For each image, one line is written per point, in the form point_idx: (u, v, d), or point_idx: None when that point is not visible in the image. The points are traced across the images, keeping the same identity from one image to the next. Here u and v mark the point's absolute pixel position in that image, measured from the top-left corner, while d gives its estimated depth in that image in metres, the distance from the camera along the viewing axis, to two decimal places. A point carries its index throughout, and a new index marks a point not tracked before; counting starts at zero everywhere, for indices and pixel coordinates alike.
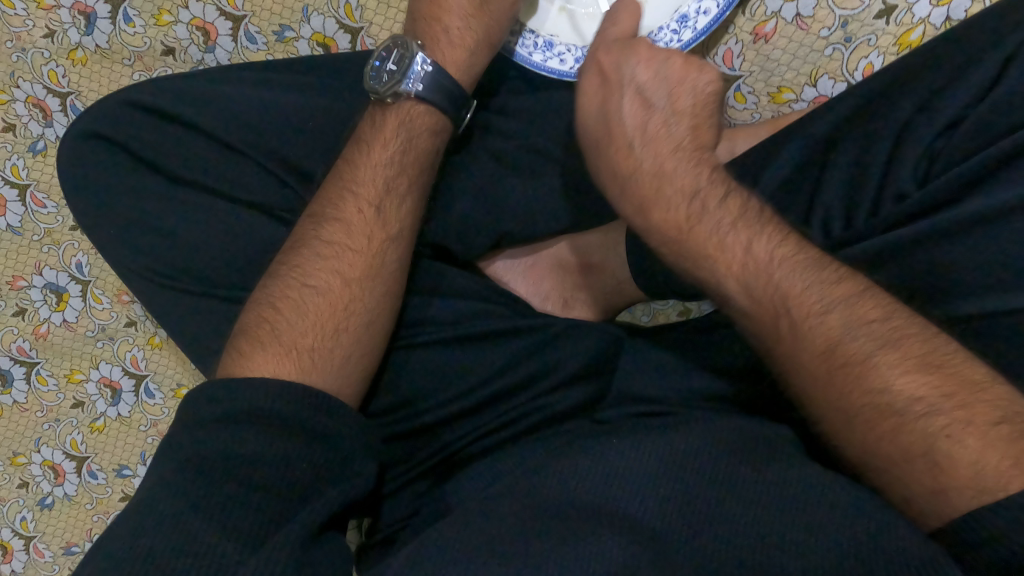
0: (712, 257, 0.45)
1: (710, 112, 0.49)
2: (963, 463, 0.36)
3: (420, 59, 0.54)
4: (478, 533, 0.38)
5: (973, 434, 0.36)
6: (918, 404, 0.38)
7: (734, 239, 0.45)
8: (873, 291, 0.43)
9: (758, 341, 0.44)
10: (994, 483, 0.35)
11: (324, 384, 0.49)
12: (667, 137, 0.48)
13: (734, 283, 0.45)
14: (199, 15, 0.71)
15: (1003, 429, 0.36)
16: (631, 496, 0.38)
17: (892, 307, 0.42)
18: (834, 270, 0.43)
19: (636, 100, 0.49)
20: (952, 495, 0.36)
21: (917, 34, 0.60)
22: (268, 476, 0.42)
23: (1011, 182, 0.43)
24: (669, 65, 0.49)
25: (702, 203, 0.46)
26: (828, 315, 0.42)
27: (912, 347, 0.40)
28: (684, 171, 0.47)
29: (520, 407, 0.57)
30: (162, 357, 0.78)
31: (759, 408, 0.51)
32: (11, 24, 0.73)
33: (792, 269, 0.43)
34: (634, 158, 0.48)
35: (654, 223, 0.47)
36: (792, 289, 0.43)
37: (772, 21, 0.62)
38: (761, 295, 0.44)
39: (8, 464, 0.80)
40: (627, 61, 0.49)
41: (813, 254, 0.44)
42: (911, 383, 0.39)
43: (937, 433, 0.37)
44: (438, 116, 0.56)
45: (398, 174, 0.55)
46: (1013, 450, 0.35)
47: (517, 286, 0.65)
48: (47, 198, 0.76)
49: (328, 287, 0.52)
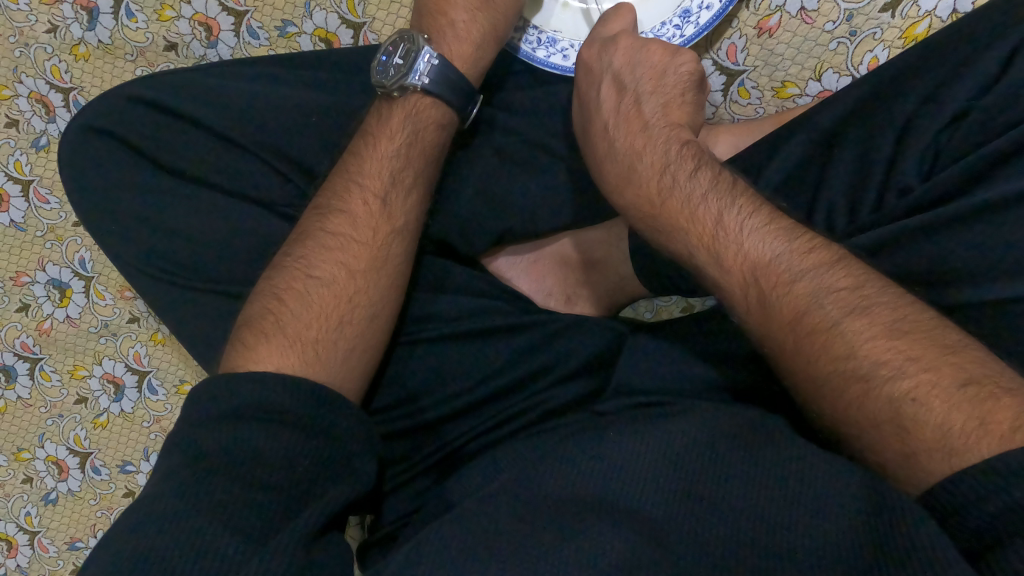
0: (683, 229, 0.45)
1: (683, 91, 0.50)
2: (929, 426, 0.36)
3: (427, 53, 0.54)
4: (480, 528, 0.38)
5: (939, 396, 0.36)
6: (884, 368, 0.38)
7: (704, 211, 0.45)
8: (846, 260, 0.42)
9: (735, 316, 0.44)
10: (960, 444, 0.34)
11: (327, 377, 0.49)
12: (640, 116, 0.49)
13: (705, 253, 0.44)
14: (201, 10, 0.71)
15: (969, 391, 0.35)
16: (634, 497, 0.37)
17: (865, 276, 0.41)
18: (806, 239, 0.43)
19: (612, 85, 0.51)
20: (922, 459, 0.36)
21: (923, 27, 0.59)
22: (271, 473, 0.42)
23: (1018, 172, 0.42)
24: (645, 52, 0.50)
25: (672, 177, 0.46)
26: (796, 284, 0.41)
27: (881, 314, 0.39)
28: (655, 148, 0.48)
29: (519, 402, 0.57)
30: (165, 353, 0.78)
31: (757, 397, 0.51)
32: (14, 19, 0.73)
33: (762, 239, 0.43)
34: (609, 140, 0.50)
35: (629, 200, 0.48)
36: (762, 258, 0.42)
37: (776, 15, 0.62)
38: (731, 265, 0.43)
39: (12, 459, 0.80)
40: (607, 50, 0.52)
41: (786, 225, 0.43)
42: (877, 348, 0.38)
43: (903, 397, 0.37)
44: (445, 108, 0.56)
45: (404, 166, 0.55)
46: (979, 410, 0.34)
47: (519, 282, 0.64)
48: (51, 194, 0.76)
49: (334, 279, 0.52)
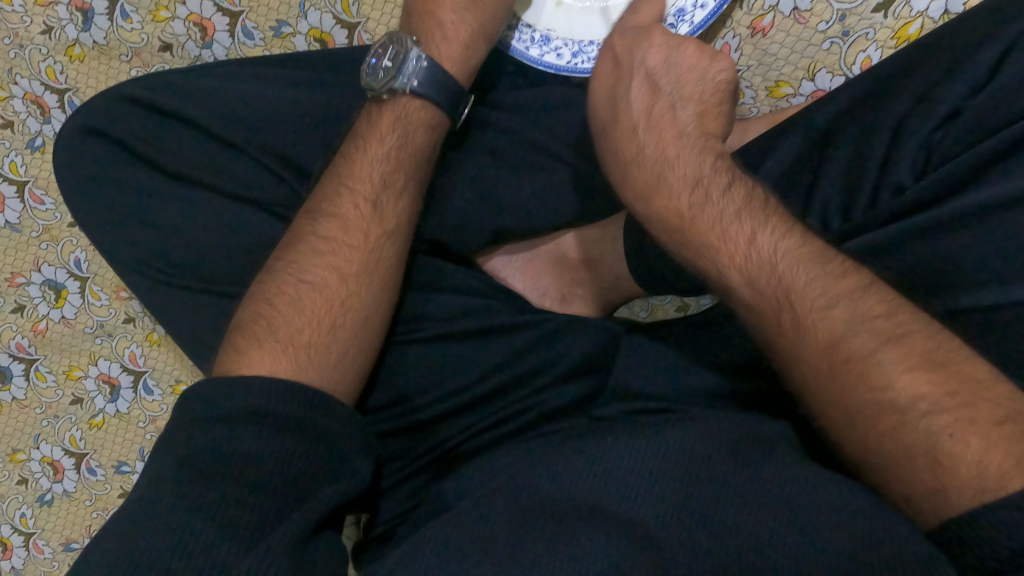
0: (714, 246, 0.45)
1: (720, 99, 0.49)
2: (964, 463, 0.35)
3: (415, 54, 0.54)
4: (475, 531, 0.38)
5: (976, 433, 0.36)
6: (922, 403, 0.38)
7: (737, 230, 0.45)
8: (879, 286, 0.42)
9: (761, 335, 0.44)
10: (995, 482, 0.34)
11: (322, 381, 0.49)
12: (673, 122, 0.48)
13: (737, 274, 0.44)
14: (196, 11, 0.71)
15: (1006, 429, 0.36)
16: (627, 498, 0.37)
17: (897, 302, 0.41)
18: (839, 264, 0.43)
19: (644, 85, 0.49)
20: (952, 494, 0.36)
21: (916, 27, 0.59)
22: (264, 476, 0.42)
23: (1011, 173, 0.42)
24: (682, 52, 0.49)
25: (705, 191, 0.46)
26: (832, 310, 0.41)
27: (917, 344, 0.39)
28: (688, 157, 0.47)
29: (519, 403, 0.57)
30: (161, 353, 0.78)
31: (758, 403, 0.51)
32: (9, 20, 0.73)
33: (796, 262, 0.43)
34: (637, 143, 0.49)
35: (656, 210, 0.47)
36: (796, 282, 0.42)
37: (769, 15, 0.62)
38: (764, 288, 0.43)
39: (7, 461, 0.80)
40: (640, 46, 0.50)
41: (817, 247, 0.44)
42: (915, 381, 0.38)
43: (939, 432, 0.37)
44: (433, 109, 0.56)
45: (395, 169, 0.55)
46: (1015, 449, 0.35)
47: (514, 281, 0.65)
48: (46, 195, 0.76)
49: (325, 283, 0.52)
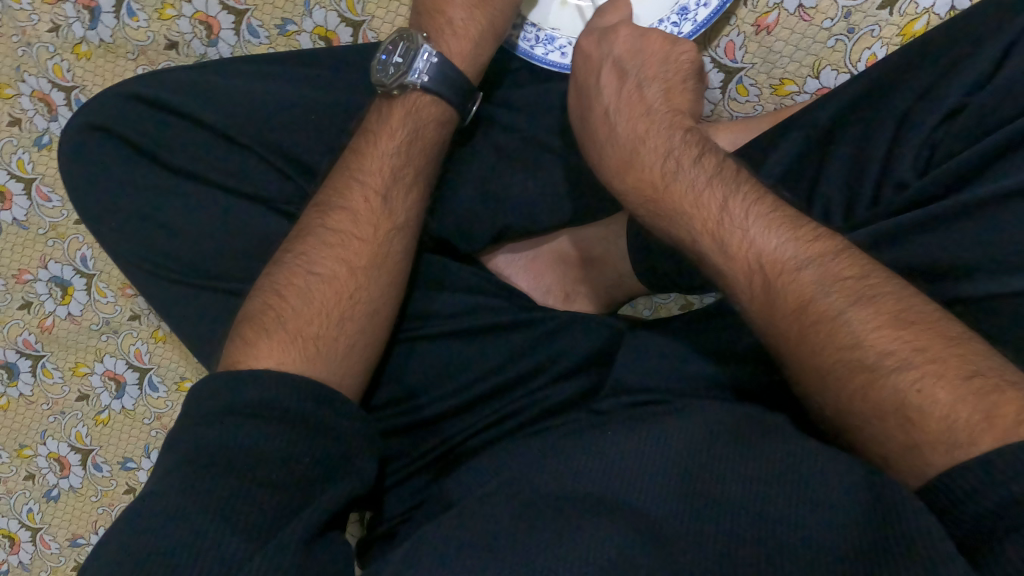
0: (688, 212, 0.45)
1: (684, 78, 0.50)
2: (934, 418, 0.36)
3: (426, 51, 0.55)
4: (477, 524, 0.38)
5: (944, 387, 0.36)
6: (889, 359, 0.38)
7: (710, 196, 0.45)
8: (851, 250, 0.42)
9: (737, 302, 0.44)
10: (965, 437, 0.34)
11: (328, 374, 0.49)
12: (641, 101, 0.49)
13: (710, 240, 0.44)
14: (202, 9, 0.71)
15: (975, 383, 0.35)
16: (632, 493, 0.37)
17: (869, 265, 0.41)
18: (811, 229, 0.43)
19: (612, 72, 0.50)
20: (926, 451, 0.36)
21: (921, 24, 0.59)
22: (272, 471, 0.42)
23: (1016, 166, 0.42)
24: (645, 40, 0.50)
25: (676, 162, 0.46)
26: (802, 272, 0.41)
27: (887, 303, 0.39)
28: (658, 133, 0.48)
29: (520, 398, 0.57)
30: (166, 350, 0.78)
31: (754, 395, 0.51)
32: (17, 18, 0.73)
33: (768, 226, 0.43)
34: (610, 127, 0.49)
35: (632, 184, 0.48)
36: (767, 246, 0.42)
37: (775, 12, 0.62)
38: (735, 253, 0.43)
39: (15, 456, 0.81)
40: (606, 39, 0.51)
41: (790, 214, 0.44)
42: (883, 338, 0.38)
43: (908, 388, 0.37)
44: (444, 106, 0.56)
45: (404, 164, 0.56)
46: (984, 404, 0.34)
47: (518, 280, 0.64)
48: (53, 192, 0.77)
49: (334, 275, 0.52)
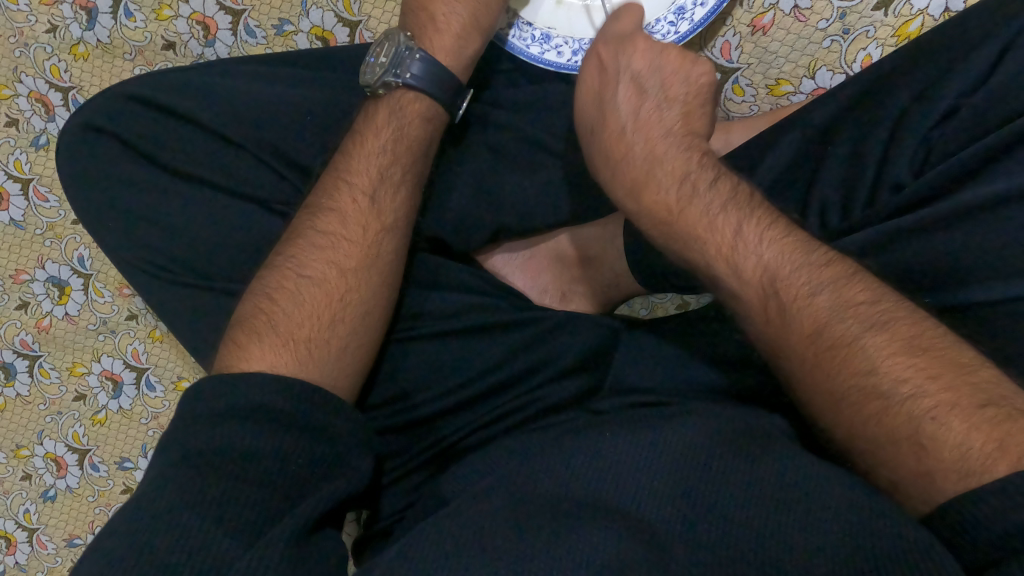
0: (702, 239, 0.45)
1: (701, 101, 0.50)
2: (947, 446, 0.36)
3: (407, 47, 0.55)
4: (470, 527, 0.37)
5: (958, 416, 0.36)
6: (904, 386, 0.38)
7: (724, 222, 0.45)
8: (862, 274, 0.42)
9: (750, 325, 0.44)
10: (979, 465, 0.34)
11: (323, 376, 0.49)
12: (659, 122, 0.49)
13: (723, 265, 0.45)
14: (199, 9, 0.71)
15: (988, 412, 0.35)
16: (626, 491, 0.37)
17: (881, 290, 0.42)
18: (823, 253, 0.43)
19: (630, 88, 0.49)
20: (937, 478, 0.36)
21: (916, 25, 0.59)
22: (267, 471, 0.42)
23: (1010, 167, 0.42)
24: (664, 57, 0.49)
25: (692, 186, 0.46)
26: (817, 297, 0.42)
27: (901, 330, 0.39)
28: (675, 154, 0.48)
29: (513, 400, 0.58)
30: (163, 350, 0.78)
31: (754, 399, 0.51)
32: (14, 19, 0.73)
33: (782, 252, 0.43)
34: (626, 144, 0.49)
35: (645, 206, 0.48)
36: (782, 271, 0.43)
37: (770, 12, 0.62)
38: (751, 278, 0.44)
39: (12, 456, 0.81)
40: (624, 51, 0.50)
41: (802, 238, 0.44)
42: (897, 365, 0.38)
43: (922, 416, 0.37)
44: (429, 102, 0.56)
45: (391, 162, 0.56)
46: (998, 432, 0.35)
47: (515, 279, 0.64)
48: (50, 192, 0.77)
49: (325, 278, 0.52)
